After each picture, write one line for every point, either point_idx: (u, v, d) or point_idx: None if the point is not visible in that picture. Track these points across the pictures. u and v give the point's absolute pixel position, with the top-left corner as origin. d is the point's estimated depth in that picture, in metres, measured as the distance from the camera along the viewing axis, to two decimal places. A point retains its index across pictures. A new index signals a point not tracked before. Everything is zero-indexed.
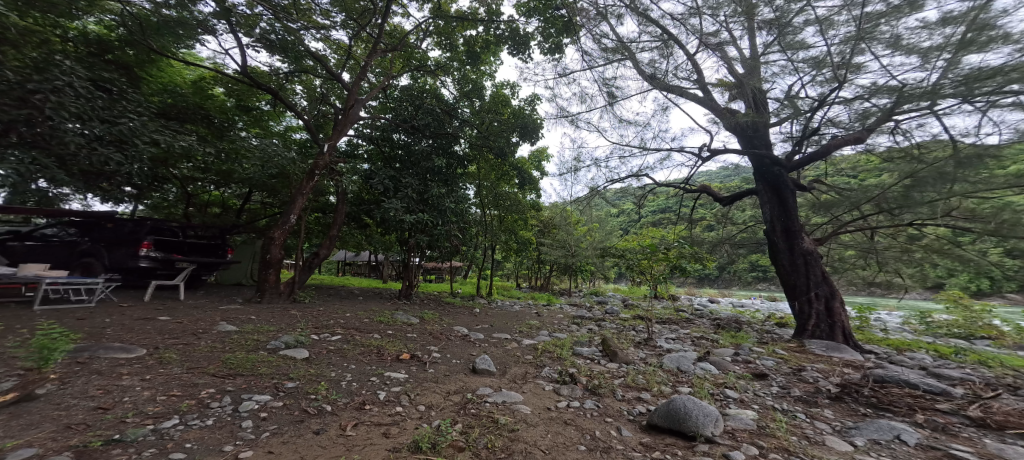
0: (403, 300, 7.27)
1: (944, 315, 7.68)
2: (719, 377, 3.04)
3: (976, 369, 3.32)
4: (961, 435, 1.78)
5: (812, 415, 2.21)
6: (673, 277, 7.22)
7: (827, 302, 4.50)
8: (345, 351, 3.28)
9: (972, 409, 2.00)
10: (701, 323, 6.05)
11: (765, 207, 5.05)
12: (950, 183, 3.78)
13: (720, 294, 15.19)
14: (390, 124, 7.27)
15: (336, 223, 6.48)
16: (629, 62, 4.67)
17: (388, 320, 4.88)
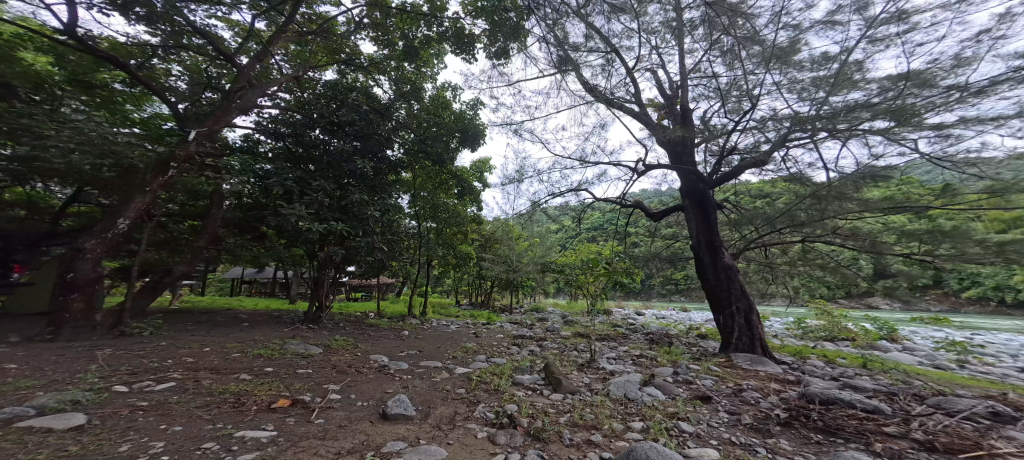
0: (308, 326, 6.06)
1: (814, 321, 8.95)
2: (669, 406, 2.75)
3: (872, 377, 3.62)
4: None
5: (776, 451, 2.01)
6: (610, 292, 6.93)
7: (746, 316, 4.71)
8: (168, 407, 2.26)
9: (916, 432, 2.07)
10: (637, 339, 5.98)
11: (690, 222, 5.21)
12: (847, 203, 3.80)
13: (644, 305, 16.24)
14: (302, 120, 5.96)
15: (205, 232, 5.21)
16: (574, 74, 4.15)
17: (274, 353, 3.80)
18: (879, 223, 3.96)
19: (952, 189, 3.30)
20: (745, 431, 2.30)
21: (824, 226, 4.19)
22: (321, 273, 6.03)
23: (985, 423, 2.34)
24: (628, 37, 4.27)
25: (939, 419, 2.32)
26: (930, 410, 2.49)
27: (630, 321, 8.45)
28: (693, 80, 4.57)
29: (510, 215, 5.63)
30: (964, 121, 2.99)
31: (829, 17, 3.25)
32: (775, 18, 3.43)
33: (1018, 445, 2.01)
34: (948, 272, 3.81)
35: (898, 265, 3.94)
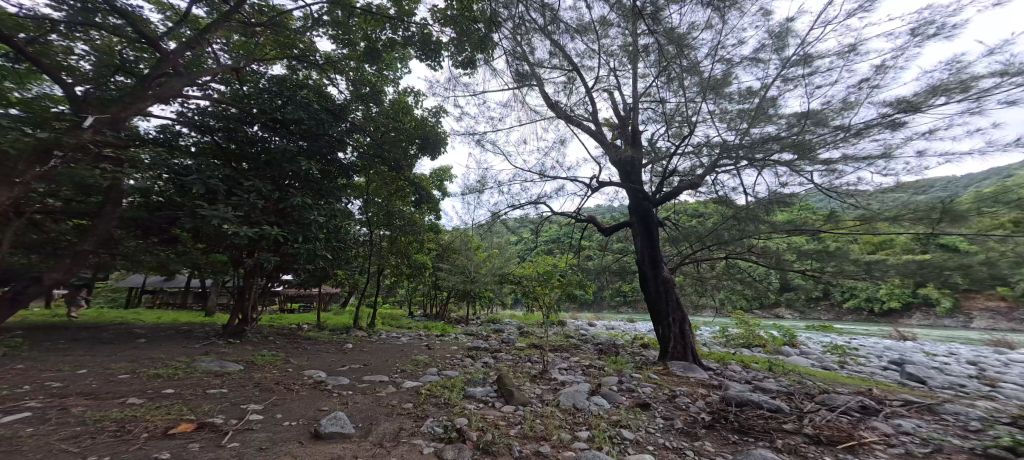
0: (230, 340, 5.50)
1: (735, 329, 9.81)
2: (614, 414, 2.89)
3: (778, 379, 4.12)
4: (816, 458, 2.08)
5: (702, 453, 2.19)
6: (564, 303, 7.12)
7: (681, 326, 5.09)
8: (17, 442, 1.85)
9: (807, 427, 2.45)
10: (587, 349, 6.19)
11: (636, 238, 5.56)
12: (759, 224, 4.25)
13: (596, 316, 16.84)
14: (238, 113, 5.35)
15: (92, 235, 3.94)
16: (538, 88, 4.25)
17: (174, 373, 3.41)
18: (782, 244, 4.48)
19: (834, 215, 3.93)
20: (677, 435, 2.48)
21: (741, 246, 4.66)
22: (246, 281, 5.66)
23: (856, 416, 2.80)
24: (589, 58, 4.55)
25: (824, 415, 2.73)
26: (816, 406, 2.92)
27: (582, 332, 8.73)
28: (643, 104, 4.96)
29: (470, 225, 5.63)
30: (847, 157, 3.58)
31: (752, 58, 3.75)
32: (712, 52, 3.89)
33: (879, 435, 2.44)
34: (835, 289, 4.50)
35: (798, 280, 4.49)
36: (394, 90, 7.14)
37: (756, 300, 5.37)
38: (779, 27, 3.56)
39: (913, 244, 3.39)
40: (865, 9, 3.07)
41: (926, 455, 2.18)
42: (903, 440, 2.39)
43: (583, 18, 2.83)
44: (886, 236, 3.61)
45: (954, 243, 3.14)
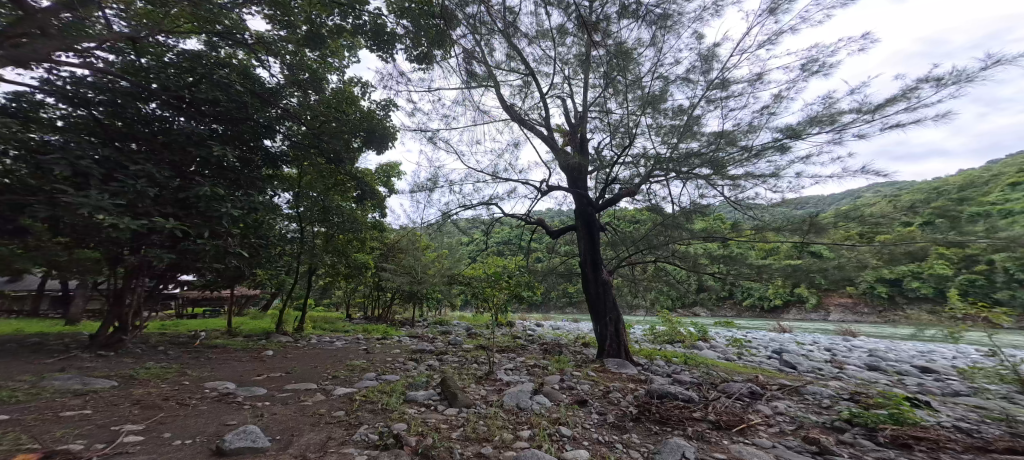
0: (100, 352, 4.67)
1: (662, 326, 10.65)
2: (555, 412, 3.00)
3: (690, 371, 4.61)
4: (719, 442, 2.38)
5: (630, 445, 2.38)
6: (512, 304, 7.16)
7: (616, 325, 5.40)
8: None
9: (711, 414, 2.80)
10: (533, 349, 6.34)
11: (580, 241, 5.81)
12: (680, 232, 4.71)
13: (543, 316, 17.25)
14: (128, 86, 4.22)
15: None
16: (494, 90, 4.25)
17: (19, 396, 2.82)
18: (699, 249, 4.96)
19: (736, 225, 4.51)
20: (608, 429, 2.66)
21: (667, 252, 5.05)
22: (125, 283, 4.85)
23: (746, 400, 3.24)
24: (545, 64, 4.67)
25: (723, 402, 3.12)
26: (717, 394, 3.32)
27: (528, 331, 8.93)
28: (591, 113, 5.21)
29: (418, 224, 5.48)
30: (750, 173, 4.12)
31: (684, 77, 4.14)
32: (652, 69, 4.23)
33: (762, 416, 2.86)
34: (736, 290, 5.16)
35: (709, 282, 5.04)
36: (339, 78, 6.66)
37: (679, 300, 5.89)
38: (707, 52, 4.01)
39: (792, 253, 4.10)
40: (772, 43, 3.55)
41: (794, 432, 2.61)
42: (778, 419, 2.83)
43: (541, 24, 2.91)
44: (773, 243, 4.22)
45: (818, 250, 3.96)
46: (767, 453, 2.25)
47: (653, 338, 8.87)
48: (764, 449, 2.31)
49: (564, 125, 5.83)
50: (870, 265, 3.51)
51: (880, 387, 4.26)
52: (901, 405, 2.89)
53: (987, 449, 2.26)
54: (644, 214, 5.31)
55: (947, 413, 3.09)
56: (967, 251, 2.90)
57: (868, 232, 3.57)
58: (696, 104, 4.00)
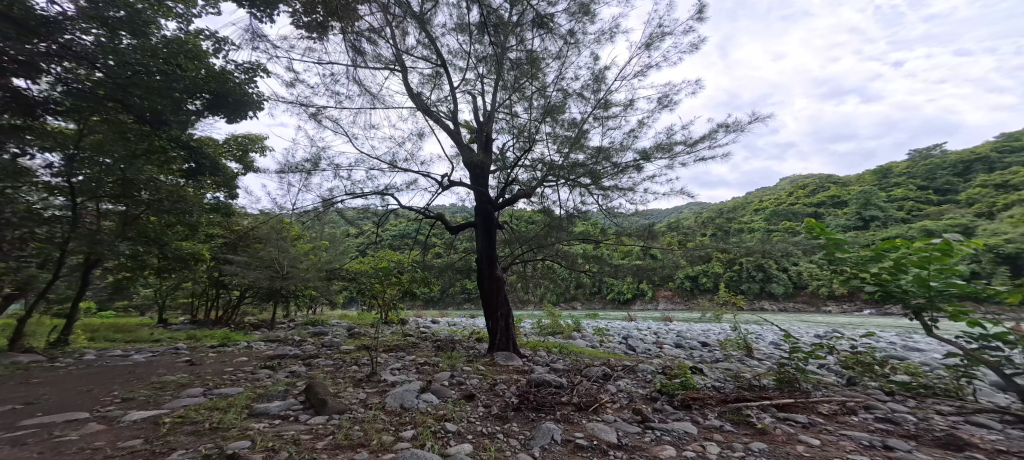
0: None
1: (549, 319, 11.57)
2: (442, 408, 2.95)
3: (564, 359, 5.14)
4: (578, 422, 2.71)
5: (510, 433, 2.51)
6: (404, 300, 6.75)
7: (507, 321, 5.62)
8: None
9: (575, 396, 3.18)
10: (425, 347, 6.10)
11: (477, 237, 5.84)
12: (561, 234, 5.20)
13: (438, 314, 16.78)
14: None
15: None
16: (400, 75, 3.94)
17: None
18: (578, 251, 5.56)
19: (605, 231, 5.22)
20: (490, 420, 2.76)
21: (553, 251, 5.52)
22: None
23: (600, 382, 3.77)
24: (459, 58, 4.56)
25: (585, 384, 3.57)
26: (580, 378, 3.79)
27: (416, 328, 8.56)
28: (497, 114, 5.30)
29: (289, 212, 4.74)
30: (619, 185, 4.79)
31: (579, 94, 4.57)
32: (555, 81, 4.54)
33: (609, 394, 3.37)
34: (602, 286, 5.96)
35: (584, 279, 5.71)
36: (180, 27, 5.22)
37: (559, 296, 6.45)
38: (599, 73, 4.49)
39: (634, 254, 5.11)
40: (643, 75, 4.19)
41: (628, 405, 3.15)
42: (619, 396, 3.37)
43: (457, 14, 2.84)
44: (628, 247, 5.17)
45: (654, 253, 4.99)
46: (610, 426, 2.66)
47: (540, 330, 9.57)
48: (608, 423, 2.71)
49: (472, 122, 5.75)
50: (681, 265, 4.86)
51: (689, 360, 5.51)
52: (687, 372, 3.70)
53: (728, 401, 3.11)
54: (536, 215, 5.69)
55: (713, 376, 4.14)
56: (731, 256, 4.55)
57: (682, 240, 4.79)
58: (586, 120, 4.46)
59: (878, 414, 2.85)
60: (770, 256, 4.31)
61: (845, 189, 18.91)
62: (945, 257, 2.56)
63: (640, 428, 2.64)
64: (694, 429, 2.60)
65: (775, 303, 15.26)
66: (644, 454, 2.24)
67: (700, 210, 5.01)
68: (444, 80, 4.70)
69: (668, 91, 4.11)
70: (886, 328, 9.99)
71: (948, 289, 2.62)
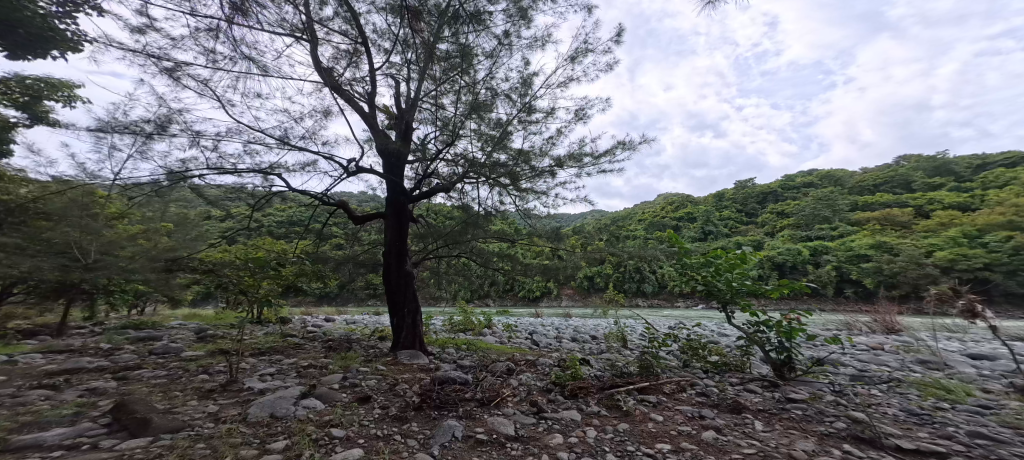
0: None
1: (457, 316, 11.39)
2: (329, 413, 2.60)
3: (472, 356, 5.07)
4: (480, 417, 2.68)
5: (408, 434, 2.34)
6: (287, 297, 5.77)
7: (415, 317, 5.21)
8: None
9: (478, 391, 3.17)
10: (311, 348, 5.23)
11: (386, 229, 5.13)
12: (477, 230, 5.11)
13: (329, 312, 14.95)
14: None
15: None
16: (307, 45, 3.36)
17: None
18: (493, 248, 5.55)
19: (520, 231, 5.34)
20: (387, 422, 2.54)
21: (468, 247, 5.42)
22: None
23: (503, 376, 3.84)
24: (382, 36, 4.12)
25: (489, 380, 3.58)
26: (485, 374, 3.79)
27: (298, 327, 7.36)
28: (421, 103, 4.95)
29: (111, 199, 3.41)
30: (536, 188, 4.96)
31: (507, 95, 4.56)
32: (484, 78, 4.46)
33: (512, 388, 3.44)
34: (514, 283, 6.10)
35: (499, 277, 5.76)
36: None
37: (474, 292, 6.50)
38: (527, 78, 4.56)
39: (542, 252, 5.36)
40: (565, 86, 4.41)
41: (527, 397, 3.25)
42: (521, 389, 3.47)
43: None
44: (540, 247, 5.38)
45: (560, 252, 5.28)
46: (510, 419, 2.70)
47: (448, 327, 9.35)
48: (508, 416, 2.75)
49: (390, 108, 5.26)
50: (581, 265, 5.28)
51: (581, 352, 6.02)
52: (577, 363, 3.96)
53: (605, 387, 3.43)
54: (453, 210, 5.51)
55: (597, 366, 4.55)
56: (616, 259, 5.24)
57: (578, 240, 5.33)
58: (512, 122, 4.48)
59: (702, 386, 3.48)
60: (639, 259, 5.16)
61: (698, 207, 23.43)
62: (741, 262, 3.37)
63: (535, 419, 2.75)
64: (579, 416, 2.80)
65: (652, 301, 17.76)
66: (537, 443, 2.30)
67: (598, 217, 5.72)
68: (362, 59, 4.19)
69: (583, 105, 4.42)
70: (717, 318, 12.64)
71: (742, 289, 3.37)
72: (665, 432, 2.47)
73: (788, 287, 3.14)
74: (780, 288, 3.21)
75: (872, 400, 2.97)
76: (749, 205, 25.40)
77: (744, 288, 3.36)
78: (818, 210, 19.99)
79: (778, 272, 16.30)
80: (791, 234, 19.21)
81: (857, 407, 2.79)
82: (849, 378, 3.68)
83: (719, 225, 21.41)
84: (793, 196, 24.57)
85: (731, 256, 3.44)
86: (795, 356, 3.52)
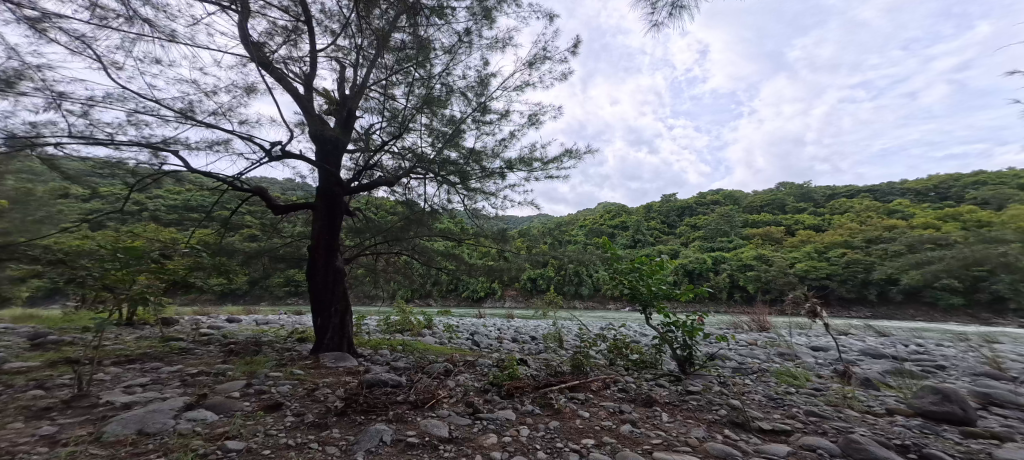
0: None
1: (393, 316, 10.85)
2: (226, 424, 2.30)
3: (409, 358, 4.90)
4: (412, 420, 2.58)
5: (326, 442, 2.16)
6: (176, 294, 4.93)
7: (343, 317, 4.76)
8: None
9: (411, 394, 3.05)
10: (204, 352, 4.52)
11: (314, 221, 4.62)
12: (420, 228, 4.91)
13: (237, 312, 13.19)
14: None
15: None
16: (233, 16, 2.96)
17: None
18: (436, 246, 5.38)
19: (466, 230, 5.26)
20: (303, 430, 2.31)
21: (410, 244, 5.21)
22: None
23: (440, 378, 3.75)
24: (329, 15, 3.78)
25: (424, 382, 3.47)
26: (420, 375, 3.67)
27: (194, 329, 6.31)
28: (369, 91, 4.62)
29: None
30: (485, 189, 4.91)
31: (463, 93, 4.46)
32: (440, 74, 4.33)
33: (448, 390, 3.37)
34: (458, 283, 5.99)
35: (442, 277, 5.60)
36: None
37: (415, 292, 6.30)
38: (484, 78, 4.52)
39: (488, 252, 5.35)
40: (519, 90, 4.47)
41: (462, 399, 3.20)
42: (456, 390, 3.42)
43: None
44: (486, 247, 5.35)
45: (505, 253, 5.32)
46: (444, 421, 2.63)
47: (383, 328, 8.86)
48: (443, 419, 2.68)
49: (330, 93, 4.82)
50: (526, 268, 5.37)
51: (520, 353, 6.09)
52: (515, 362, 4.01)
53: (540, 386, 3.51)
54: (395, 205, 5.24)
55: (534, 366, 4.66)
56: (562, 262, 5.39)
57: (527, 241, 5.40)
58: (465, 120, 4.38)
59: (623, 383, 3.75)
60: (582, 264, 5.36)
61: (630, 217, 25.37)
62: (658, 268, 3.74)
63: (470, 420, 2.72)
64: (513, 415, 2.83)
65: (585, 302, 18.74)
66: (471, 444, 2.27)
67: (545, 221, 5.88)
68: (302, 38, 3.79)
69: (537, 111, 4.51)
70: (640, 320, 13.78)
71: (659, 293, 3.71)
72: (590, 428, 2.61)
73: (693, 291, 3.53)
74: (688, 291, 3.61)
75: (745, 389, 3.47)
76: (671, 217, 28.27)
77: (665, 291, 3.71)
78: (723, 224, 22.99)
79: (690, 278, 18.32)
80: (700, 245, 21.79)
81: (732, 396, 3.24)
82: (732, 370, 4.27)
83: (646, 234, 23.47)
84: (705, 211, 27.94)
85: (653, 262, 3.79)
86: (694, 352, 3.96)
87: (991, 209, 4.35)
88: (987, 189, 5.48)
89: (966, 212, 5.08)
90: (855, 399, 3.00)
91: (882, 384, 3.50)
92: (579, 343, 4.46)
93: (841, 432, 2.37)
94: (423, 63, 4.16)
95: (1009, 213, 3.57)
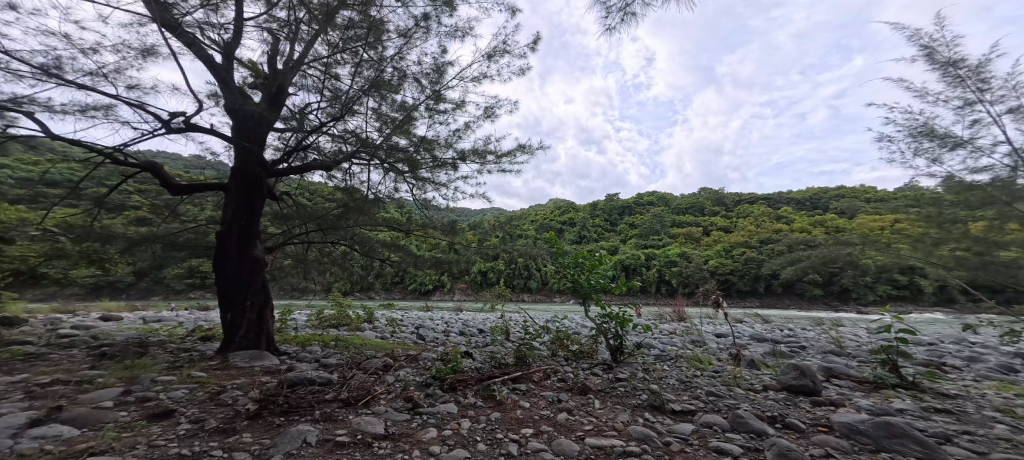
0: None
1: (326, 311, 10.03)
2: (97, 438, 1.95)
3: (342, 354, 4.58)
4: (343, 419, 2.42)
5: (234, 447, 1.93)
6: (27, 288, 4.00)
7: (261, 311, 4.26)
8: None
9: (342, 392, 2.86)
10: (66, 357, 3.75)
11: (228, 205, 4.05)
12: (358, 216, 4.58)
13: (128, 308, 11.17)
14: None
15: None
16: None
17: None
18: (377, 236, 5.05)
19: (412, 219, 5.01)
20: (204, 437, 2.05)
21: (348, 234, 4.77)
22: None
23: (378, 374, 3.58)
24: None
25: (359, 378, 3.29)
26: (355, 372, 3.45)
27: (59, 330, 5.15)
28: (307, 67, 4.16)
29: None
30: (435, 179, 4.69)
31: (416, 78, 4.22)
32: (392, 57, 4.06)
33: (385, 385, 3.23)
34: (402, 275, 5.70)
35: (384, 269, 5.29)
36: None
37: (353, 284, 5.89)
38: (439, 66, 4.32)
39: (434, 244, 5.18)
40: (475, 82, 4.36)
41: (401, 394, 3.08)
42: (395, 385, 3.29)
43: None
44: (435, 239, 5.14)
45: (452, 245, 5.20)
46: (379, 418, 2.52)
47: (314, 324, 8.15)
48: (378, 415, 2.56)
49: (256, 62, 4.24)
50: (474, 261, 5.30)
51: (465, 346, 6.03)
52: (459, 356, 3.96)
53: (483, 378, 3.52)
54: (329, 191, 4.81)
55: (478, 358, 4.65)
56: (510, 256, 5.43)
57: (477, 234, 5.31)
58: (417, 107, 4.15)
59: (563, 373, 3.93)
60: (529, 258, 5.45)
61: (575, 213, 26.49)
62: (597, 262, 3.95)
63: (409, 415, 2.62)
64: (455, 409, 2.80)
65: (530, 295, 19.20)
66: (409, 439, 2.20)
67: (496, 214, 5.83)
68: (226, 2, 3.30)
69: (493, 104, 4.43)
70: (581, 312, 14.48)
71: (597, 286, 3.92)
72: (529, 417, 2.69)
73: (628, 285, 3.77)
74: (623, 285, 3.84)
75: (663, 374, 3.82)
76: (612, 215, 30.11)
77: (603, 284, 3.91)
78: (656, 224, 25.10)
79: (625, 272, 19.72)
80: (635, 242, 23.56)
81: (652, 380, 3.57)
82: (655, 357, 4.69)
83: (588, 229, 24.70)
84: (641, 211, 30.21)
85: (594, 258, 3.99)
86: (624, 342, 4.25)
87: (848, 217, 5.37)
88: (847, 201, 6.76)
89: (831, 219, 6.20)
90: (744, 379, 3.47)
91: (763, 364, 4.10)
92: (524, 335, 4.54)
93: (730, 408, 2.74)
94: (373, 44, 3.87)
95: (859, 221, 4.46)
